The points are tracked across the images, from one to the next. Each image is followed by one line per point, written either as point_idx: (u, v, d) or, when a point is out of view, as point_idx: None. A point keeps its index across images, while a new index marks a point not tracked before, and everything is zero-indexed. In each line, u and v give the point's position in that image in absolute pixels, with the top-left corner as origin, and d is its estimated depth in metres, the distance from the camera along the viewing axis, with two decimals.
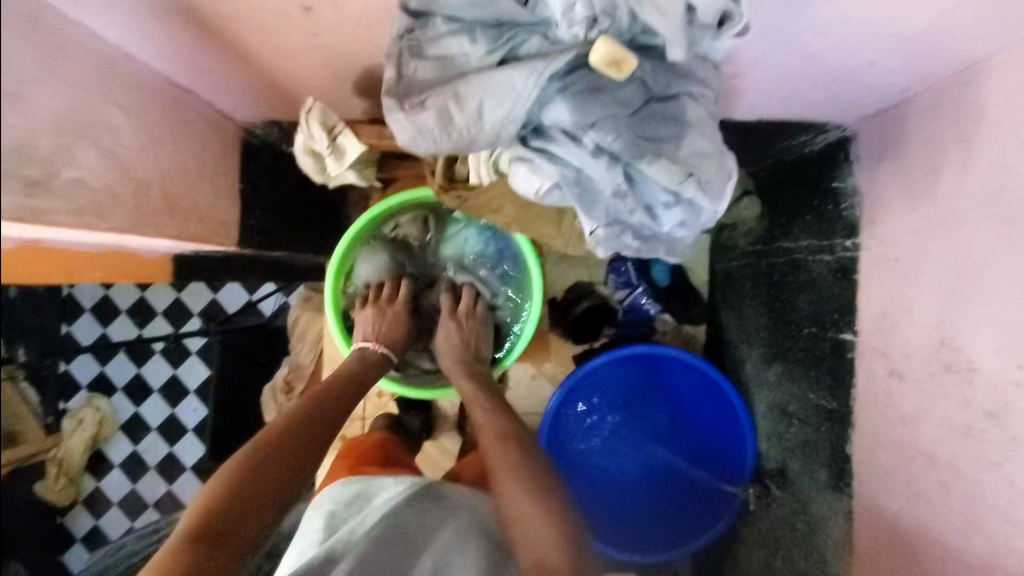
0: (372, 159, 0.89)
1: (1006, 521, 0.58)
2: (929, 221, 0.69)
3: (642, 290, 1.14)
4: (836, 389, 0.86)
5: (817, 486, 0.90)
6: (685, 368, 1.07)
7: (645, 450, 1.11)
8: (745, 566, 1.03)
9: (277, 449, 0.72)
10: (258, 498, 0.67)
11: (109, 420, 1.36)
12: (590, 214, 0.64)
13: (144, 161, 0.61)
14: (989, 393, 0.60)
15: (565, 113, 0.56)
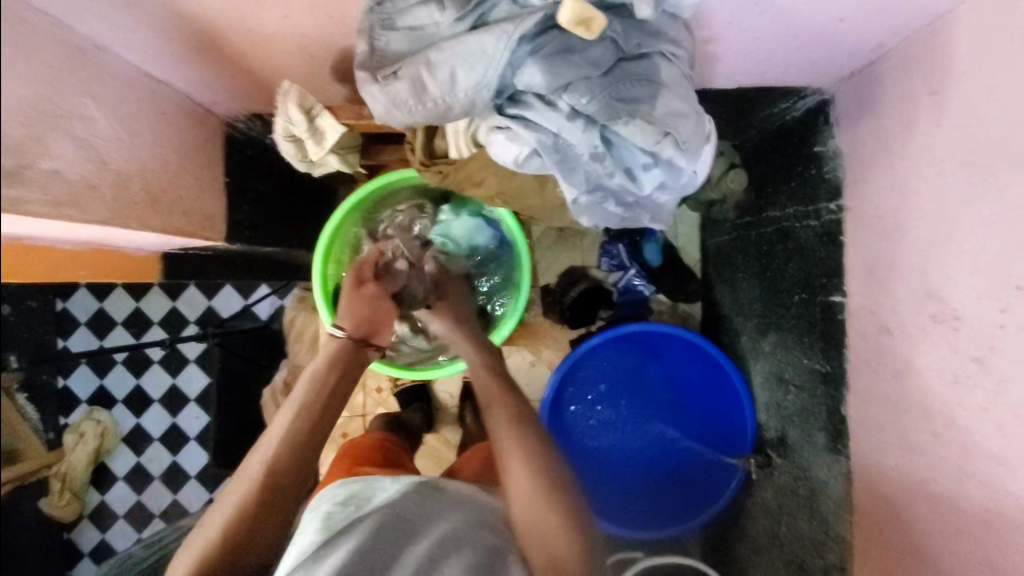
0: (352, 144, 0.87)
1: (998, 464, 0.63)
2: (908, 175, 0.76)
3: (634, 272, 1.30)
4: (829, 353, 0.94)
5: (817, 448, 0.99)
6: (680, 346, 1.23)
7: (650, 430, 1.26)
8: (751, 533, 1.17)
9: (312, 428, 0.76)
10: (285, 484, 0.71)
11: (110, 431, 1.52)
12: (571, 182, 0.61)
13: (121, 151, 0.66)
14: (974, 340, 0.66)
15: (537, 75, 0.54)
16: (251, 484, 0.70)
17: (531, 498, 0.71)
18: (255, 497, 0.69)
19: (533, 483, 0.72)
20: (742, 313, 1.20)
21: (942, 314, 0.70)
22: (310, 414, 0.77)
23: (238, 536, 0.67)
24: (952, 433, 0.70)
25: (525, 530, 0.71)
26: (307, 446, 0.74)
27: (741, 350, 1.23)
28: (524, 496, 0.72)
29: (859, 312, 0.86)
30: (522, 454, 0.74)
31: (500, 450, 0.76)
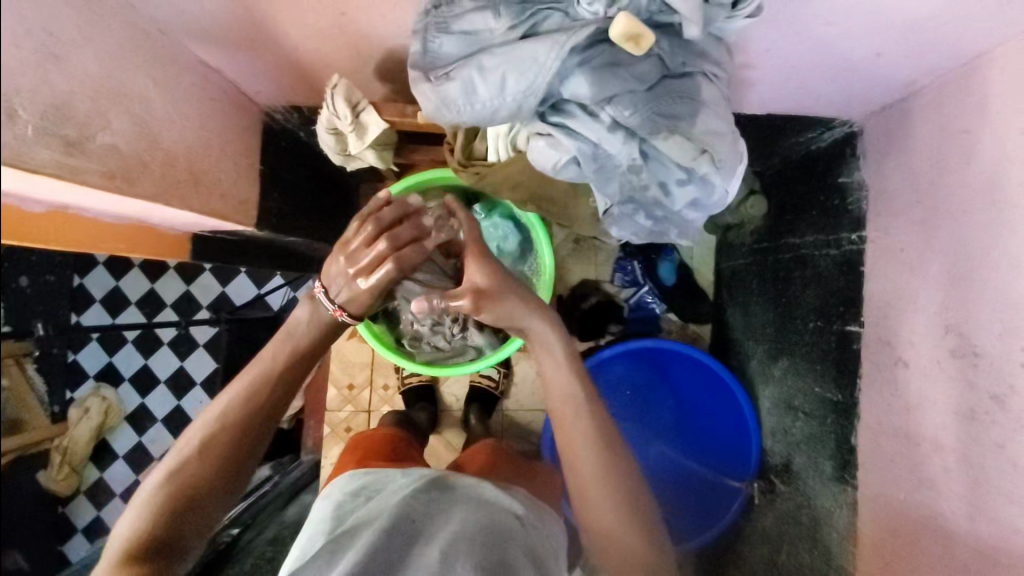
0: (391, 142, 0.90)
1: (1010, 502, 0.64)
2: (933, 212, 0.77)
3: (647, 289, 1.31)
4: (841, 382, 0.95)
5: (823, 477, 1.00)
6: (690, 365, 1.24)
7: (655, 447, 1.26)
8: (748, 559, 1.16)
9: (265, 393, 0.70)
10: (223, 452, 0.65)
11: (115, 409, 1.52)
12: (605, 192, 0.63)
13: (171, 131, 0.68)
14: (993, 377, 0.66)
15: (584, 86, 0.56)
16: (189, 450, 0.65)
17: (609, 530, 0.67)
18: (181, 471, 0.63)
19: (613, 516, 0.67)
20: (753, 337, 1.21)
21: (961, 349, 0.71)
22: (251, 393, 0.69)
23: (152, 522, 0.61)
24: (964, 469, 0.70)
25: (609, 567, 0.67)
26: (235, 436, 0.66)
27: (750, 375, 1.24)
28: (606, 531, 0.67)
29: (874, 343, 0.87)
30: (599, 465, 0.68)
31: (576, 473, 0.69)
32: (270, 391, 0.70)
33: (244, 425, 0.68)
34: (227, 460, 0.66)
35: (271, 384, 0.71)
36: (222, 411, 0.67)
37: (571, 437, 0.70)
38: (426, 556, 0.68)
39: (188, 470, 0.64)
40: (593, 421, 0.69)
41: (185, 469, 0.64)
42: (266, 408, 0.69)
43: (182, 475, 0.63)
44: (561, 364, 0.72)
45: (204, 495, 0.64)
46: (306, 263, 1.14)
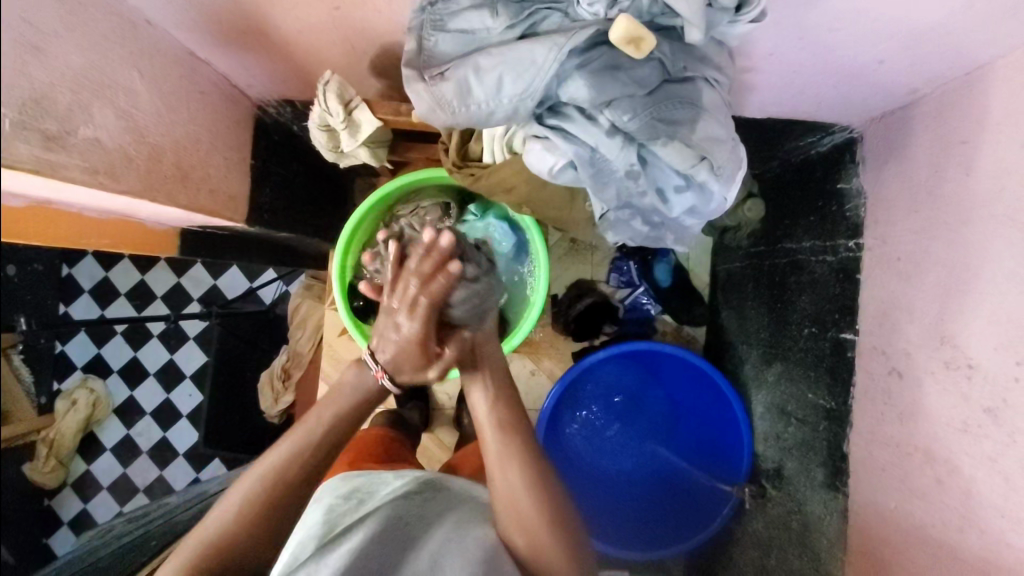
0: (384, 139, 0.88)
1: (1001, 516, 0.63)
2: (932, 221, 0.76)
3: (642, 290, 1.30)
4: (835, 390, 0.94)
5: (814, 484, 0.99)
6: (683, 368, 1.23)
7: (647, 449, 1.26)
8: (738, 563, 1.16)
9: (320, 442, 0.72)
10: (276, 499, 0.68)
11: (103, 402, 1.49)
12: (603, 198, 0.62)
13: (158, 126, 0.66)
14: (987, 390, 0.66)
15: (583, 89, 0.54)
16: (246, 491, 0.68)
17: (539, 553, 0.69)
18: (233, 515, 0.66)
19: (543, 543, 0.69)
20: (747, 340, 1.21)
21: (956, 361, 0.71)
22: (308, 441, 0.71)
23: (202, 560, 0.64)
24: (957, 481, 0.70)
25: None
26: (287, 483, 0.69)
27: (744, 378, 1.23)
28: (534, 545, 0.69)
29: (870, 352, 0.87)
30: (529, 493, 0.71)
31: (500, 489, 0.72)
32: (316, 455, 0.72)
33: (296, 472, 0.70)
34: (266, 516, 0.68)
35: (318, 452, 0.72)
36: (268, 471, 0.69)
37: (503, 464, 0.73)
38: (416, 559, 0.66)
39: (229, 521, 0.66)
40: (518, 443, 0.74)
41: (228, 519, 0.66)
42: (307, 473, 0.71)
43: (223, 526, 0.66)
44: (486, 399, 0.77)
45: (239, 553, 0.66)
46: (294, 258, 1.12)
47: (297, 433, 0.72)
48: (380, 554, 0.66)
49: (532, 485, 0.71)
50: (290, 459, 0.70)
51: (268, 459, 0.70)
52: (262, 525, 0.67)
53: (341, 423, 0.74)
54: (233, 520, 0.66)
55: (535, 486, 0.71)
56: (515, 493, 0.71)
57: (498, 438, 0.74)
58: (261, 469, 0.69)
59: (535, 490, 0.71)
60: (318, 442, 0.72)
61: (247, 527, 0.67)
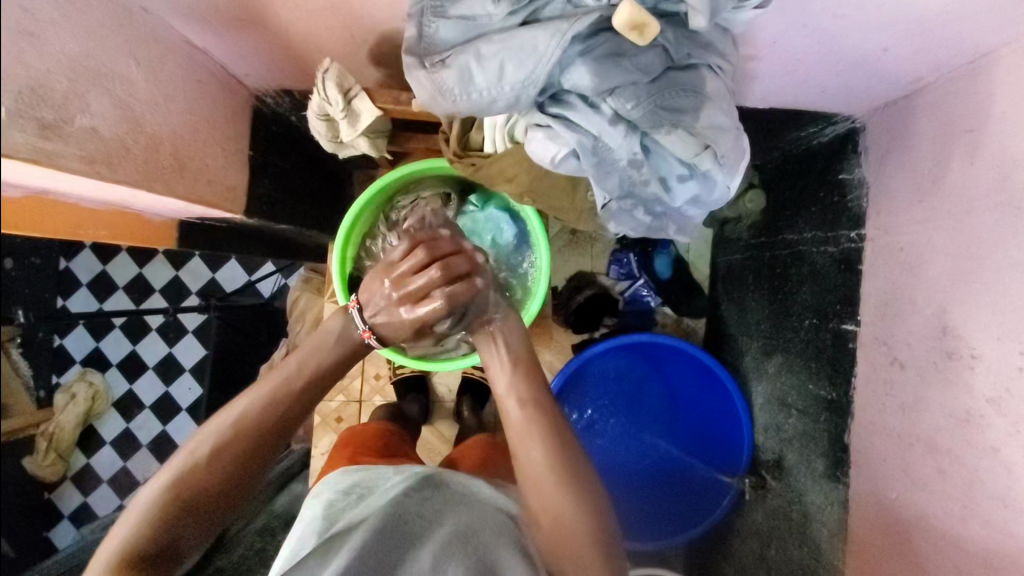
0: (383, 129, 0.87)
1: (1004, 506, 0.64)
2: (935, 211, 0.76)
3: (642, 282, 1.30)
4: (836, 381, 0.94)
5: (814, 475, 1.00)
6: (683, 361, 1.23)
7: (648, 442, 1.26)
8: (739, 553, 1.17)
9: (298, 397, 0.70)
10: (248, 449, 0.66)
11: (103, 395, 1.49)
12: (605, 187, 0.61)
13: (156, 115, 0.66)
14: (991, 380, 0.66)
15: (585, 77, 0.54)
16: (215, 439, 0.65)
17: (560, 521, 0.69)
18: (202, 464, 0.64)
19: (565, 515, 0.68)
20: (747, 332, 1.21)
21: (959, 351, 0.71)
22: (283, 394, 0.70)
23: (169, 507, 0.62)
24: (959, 471, 0.70)
25: (563, 557, 0.68)
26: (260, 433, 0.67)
27: (743, 369, 1.23)
28: (557, 516, 0.69)
29: (871, 343, 0.87)
30: (551, 463, 0.70)
31: (524, 461, 0.71)
32: (291, 407, 0.70)
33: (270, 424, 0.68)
34: (235, 468, 0.65)
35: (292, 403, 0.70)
36: (238, 419, 0.67)
37: (524, 433, 0.72)
38: (417, 552, 0.66)
39: (196, 469, 0.64)
40: (538, 414, 0.74)
41: (196, 468, 0.64)
42: (280, 426, 0.69)
43: (190, 473, 0.64)
44: (502, 369, 0.77)
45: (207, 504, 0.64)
46: (295, 250, 1.11)
47: (272, 384, 0.70)
48: (379, 554, 0.65)
49: (553, 460, 0.71)
50: (265, 411, 0.68)
51: (239, 408, 0.67)
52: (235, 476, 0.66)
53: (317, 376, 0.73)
54: (199, 469, 0.64)
55: (556, 456, 0.71)
56: (537, 464, 0.71)
57: (517, 401, 0.74)
58: (233, 419, 0.67)
59: (557, 464, 0.70)
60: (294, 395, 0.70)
61: (216, 482, 0.64)
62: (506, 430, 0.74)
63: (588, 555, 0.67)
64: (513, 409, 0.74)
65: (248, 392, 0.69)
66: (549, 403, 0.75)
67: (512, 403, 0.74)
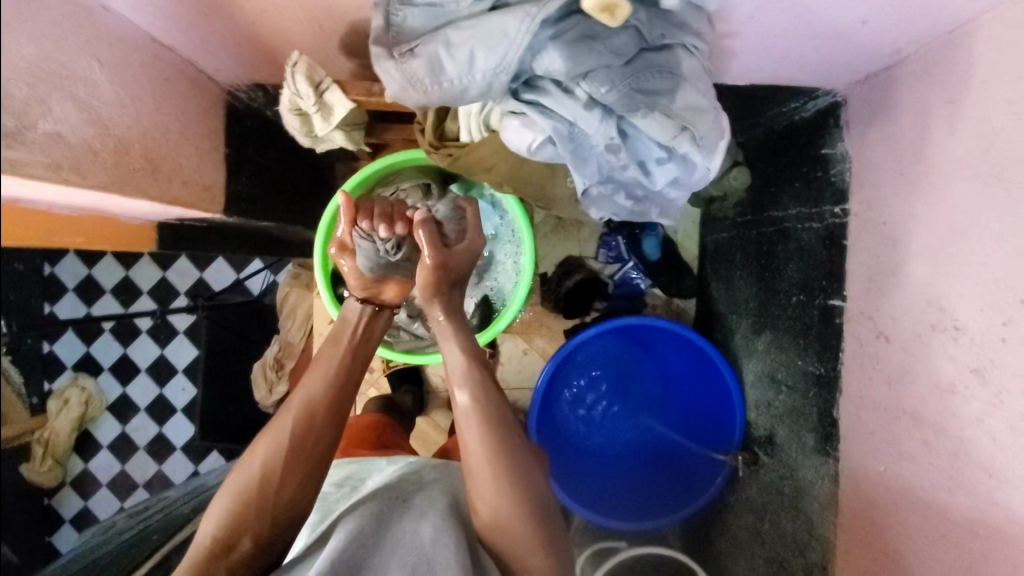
0: (360, 121, 0.86)
1: (988, 474, 0.65)
2: (917, 183, 0.76)
3: (632, 265, 1.30)
4: (825, 355, 0.94)
5: (805, 449, 1.01)
6: (674, 342, 1.23)
7: (642, 422, 1.27)
8: (734, 528, 1.18)
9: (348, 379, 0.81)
10: (319, 427, 0.75)
11: (95, 400, 1.43)
12: (583, 173, 0.61)
13: (122, 117, 0.64)
14: (974, 351, 0.66)
15: (558, 61, 0.53)
16: (289, 424, 0.74)
17: (500, 516, 0.71)
18: (280, 447, 0.72)
19: (505, 503, 0.71)
20: (736, 310, 1.21)
21: (942, 323, 0.71)
22: (337, 377, 0.80)
23: (256, 488, 0.70)
24: (944, 441, 0.71)
25: (502, 546, 0.71)
26: (325, 411, 0.76)
27: (735, 348, 1.24)
28: (495, 509, 0.71)
29: (858, 317, 0.87)
30: (490, 456, 0.73)
31: (467, 452, 0.74)
32: (343, 390, 0.80)
33: (332, 403, 0.78)
34: (309, 447, 0.74)
35: (331, 391, 0.78)
36: (305, 404, 0.76)
37: (468, 422, 0.76)
38: (410, 534, 0.67)
39: (273, 453, 0.72)
40: (484, 406, 0.76)
41: (274, 450, 0.72)
42: (340, 405, 0.78)
43: (269, 456, 0.72)
44: (453, 347, 0.81)
45: (290, 481, 0.72)
46: (282, 248, 1.11)
47: (325, 371, 0.79)
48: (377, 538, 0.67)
49: (494, 450, 0.73)
50: (322, 393, 0.78)
51: (306, 396, 0.77)
52: (310, 453, 0.74)
53: (354, 359, 0.83)
54: (281, 452, 0.72)
55: (499, 450, 0.73)
56: (477, 453, 0.73)
57: (468, 393, 0.77)
58: (301, 405, 0.76)
59: (496, 453, 0.73)
60: (344, 377, 0.81)
61: (295, 460, 0.73)
62: (453, 419, 0.77)
63: (527, 545, 0.70)
64: (459, 396, 0.77)
65: (306, 380, 0.79)
66: (497, 395, 0.78)
67: (456, 387, 0.78)
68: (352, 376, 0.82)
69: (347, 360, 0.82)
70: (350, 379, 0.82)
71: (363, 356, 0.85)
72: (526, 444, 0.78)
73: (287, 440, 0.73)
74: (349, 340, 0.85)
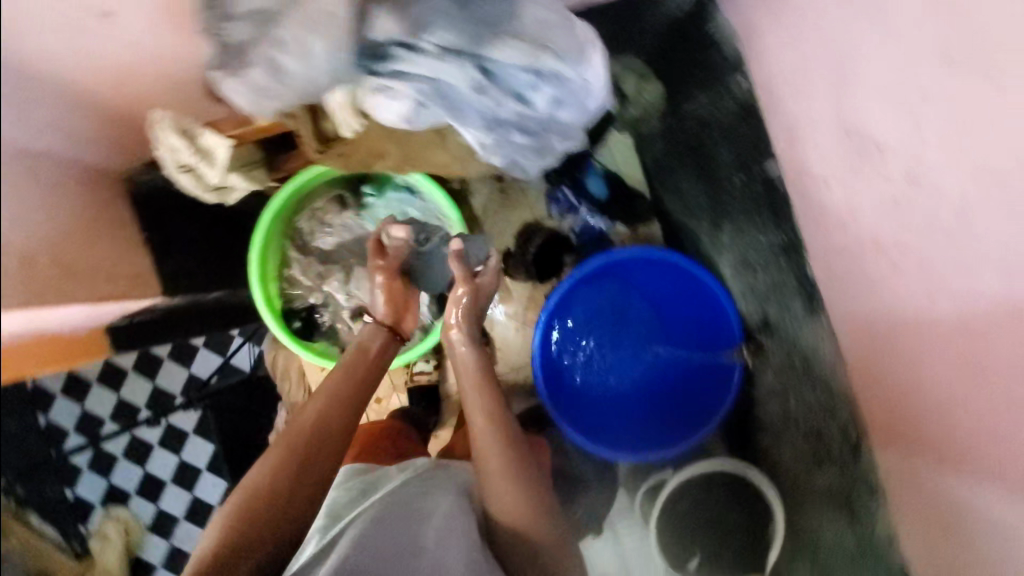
0: (252, 159, 0.88)
1: (955, 269, 0.65)
2: (798, 25, 0.77)
3: (585, 209, 1.31)
4: (781, 222, 0.96)
5: (797, 318, 1.01)
6: (646, 267, 1.24)
7: (648, 353, 1.27)
8: (766, 419, 1.18)
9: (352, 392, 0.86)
10: (327, 433, 0.80)
11: (136, 526, 1.48)
12: (465, 122, 0.64)
13: (21, 231, 0.64)
14: (902, 160, 0.67)
15: (392, 22, 0.54)
16: (297, 433, 0.79)
17: (514, 519, 0.79)
18: (291, 453, 0.77)
19: (519, 508, 0.79)
20: (692, 213, 1.21)
21: (865, 146, 0.72)
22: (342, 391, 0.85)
23: (268, 492, 0.74)
24: (907, 255, 0.72)
25: (512, 546, 0.78)
26: (332, 420, 0.81)
27: (705, 250, 1.24)
28: (511, 517, 0.79)
29: (797, 173, 0.88)
30: (505, 471, 0.81)
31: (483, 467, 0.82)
32: (351, 402, 0.85)
33: (339, 414, 0.83)
34: (318, 452, 0.78)
35: (339, 404, 0.83)
36: (312, 415, 0.81)
37: (483, 442, 0.83)
38: (419, 540, 0.75)
39: (283, 459, 0.76)
40: (502, 429, 0.84)
41: (285, 456, 0.76)
42: (348, 415, 0.84)
43: (280, 462, 0.76)
44: (469, 377, 0.90)
45: (302, 483, 0.76)
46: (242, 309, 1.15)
47: (328, 388, 0.85)
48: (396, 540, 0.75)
49: (509, 468, 0.81)
50: (329, 406, 0.83)
51: (313, 408, 0.82)
52: (320, 457, 0.78)
53: (359, 376, 0.89)
54: (291, 456, 0.77)
55: (514, 469, 0.81)
56: (493, 467, 0.81)
57: (486, 416, 0.86)
58: (310, 416, 0.81)
59: (513, 471, 0.81)
60: (349, 391, 0.86)
61: (306, 465, 0.77)
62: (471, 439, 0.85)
63: (539, 544, 0.78)
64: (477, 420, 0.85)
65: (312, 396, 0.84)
66: (510, 419, 0.86)
67: (475, 410, 0.87)
68: (359, 391, 0.87)
69: (353, 378, 0.88)
70: (357, 394, 0.87)
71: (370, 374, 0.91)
72: (536, 460, 0.86)
73: (297, 446, 0.78)
74: (356, 361, 0.91)
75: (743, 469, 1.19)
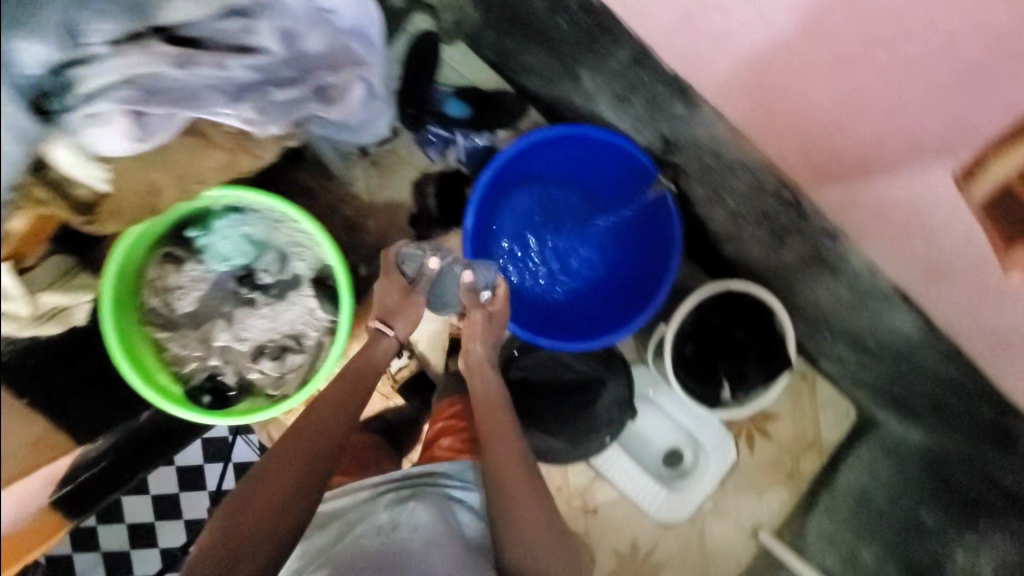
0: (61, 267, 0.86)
1: None
2: None
3: (459, 136, 1.23)
4: (616, 38, 0.90)
5: (685, 120, 0.95)
6: (539, 153, 1.17)
7: (593, 228, 1.25)
8: (722, 225, 1.13)
9: (319, 434, 0.88)
10: (293, 477, 0.83)
11: None
12: (205, 101, 0.77)
13: None
14: None
15: (40, 48, 0.63)
16: (257, 482, 0.82)
17: (521, 537, 0.82)
18: (253, 500, 0.80)
19: (521, 520, 0.83)
20: (551, 78, 1.13)
21: None
22: (308, 435, 0.87)
23: (230, 541, 0.77)
24: None
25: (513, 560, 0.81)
26: (295, 464, 0.84)
27: (582, 106, 1.17)
28: (517, 532, 0.83)
29: None
30: (512, 488, 0.86)
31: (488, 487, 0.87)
32: (319, 442, 0.87)
33: (310, 459, 0.85)
34: (283, 494, 0.81)
35: (312, 449, 0.86)
36: (273, 463, 0.84)
37: (490, 463, 0.89)
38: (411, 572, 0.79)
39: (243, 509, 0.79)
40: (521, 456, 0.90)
41: (245, 506, 0.79)
42: (317, 453, 0.86)
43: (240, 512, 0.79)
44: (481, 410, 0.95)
45: (267, 524, 0.78)
46: None
47: (290, 437, 0.87)
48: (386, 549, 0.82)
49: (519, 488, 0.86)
50: (293, 453, 0.85)
51: (271, 457, 0.84)
52: (284, 498, 0.81)
53: (331, 417, 0.90)
54: (253, 503, 0.80)
55: (521, 488, 0.86)
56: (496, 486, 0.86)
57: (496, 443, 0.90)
58: (270, 464, 0.83)
59: (526, 491, 0.86)
60: (319, 436, 0.87)
61: (270, 506, 0.80)
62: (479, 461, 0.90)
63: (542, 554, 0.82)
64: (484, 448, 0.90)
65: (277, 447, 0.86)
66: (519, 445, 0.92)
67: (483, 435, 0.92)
68: (334, 433, 0.89)
69: (326, 420, 0.90)
70: (328, 435, 0.88)
71: (346, 411, 0.92)
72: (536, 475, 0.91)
73: (263, 493, 0.80)
74: (325, 402, 0.92)
75: (725, 285, 1.15)
